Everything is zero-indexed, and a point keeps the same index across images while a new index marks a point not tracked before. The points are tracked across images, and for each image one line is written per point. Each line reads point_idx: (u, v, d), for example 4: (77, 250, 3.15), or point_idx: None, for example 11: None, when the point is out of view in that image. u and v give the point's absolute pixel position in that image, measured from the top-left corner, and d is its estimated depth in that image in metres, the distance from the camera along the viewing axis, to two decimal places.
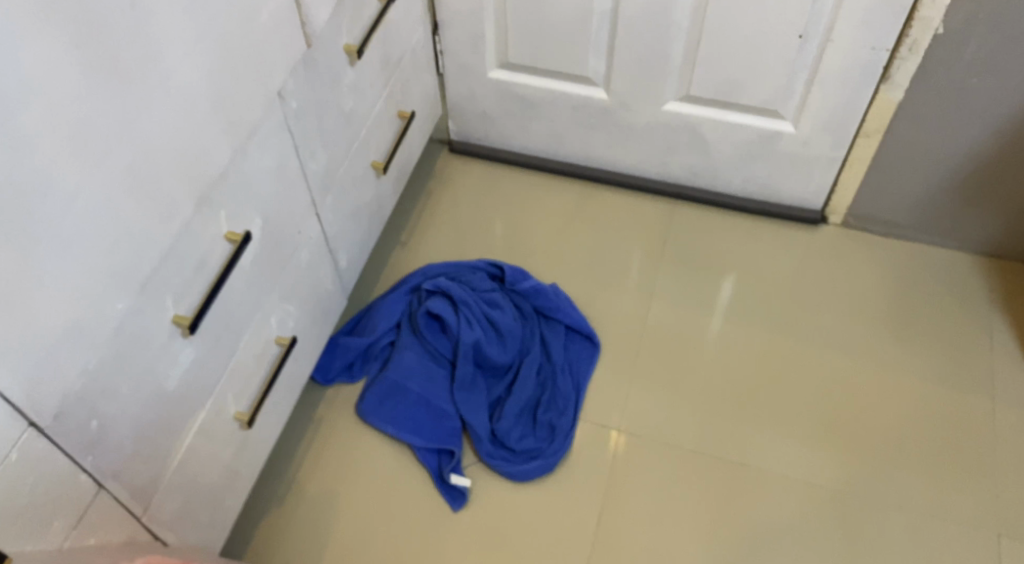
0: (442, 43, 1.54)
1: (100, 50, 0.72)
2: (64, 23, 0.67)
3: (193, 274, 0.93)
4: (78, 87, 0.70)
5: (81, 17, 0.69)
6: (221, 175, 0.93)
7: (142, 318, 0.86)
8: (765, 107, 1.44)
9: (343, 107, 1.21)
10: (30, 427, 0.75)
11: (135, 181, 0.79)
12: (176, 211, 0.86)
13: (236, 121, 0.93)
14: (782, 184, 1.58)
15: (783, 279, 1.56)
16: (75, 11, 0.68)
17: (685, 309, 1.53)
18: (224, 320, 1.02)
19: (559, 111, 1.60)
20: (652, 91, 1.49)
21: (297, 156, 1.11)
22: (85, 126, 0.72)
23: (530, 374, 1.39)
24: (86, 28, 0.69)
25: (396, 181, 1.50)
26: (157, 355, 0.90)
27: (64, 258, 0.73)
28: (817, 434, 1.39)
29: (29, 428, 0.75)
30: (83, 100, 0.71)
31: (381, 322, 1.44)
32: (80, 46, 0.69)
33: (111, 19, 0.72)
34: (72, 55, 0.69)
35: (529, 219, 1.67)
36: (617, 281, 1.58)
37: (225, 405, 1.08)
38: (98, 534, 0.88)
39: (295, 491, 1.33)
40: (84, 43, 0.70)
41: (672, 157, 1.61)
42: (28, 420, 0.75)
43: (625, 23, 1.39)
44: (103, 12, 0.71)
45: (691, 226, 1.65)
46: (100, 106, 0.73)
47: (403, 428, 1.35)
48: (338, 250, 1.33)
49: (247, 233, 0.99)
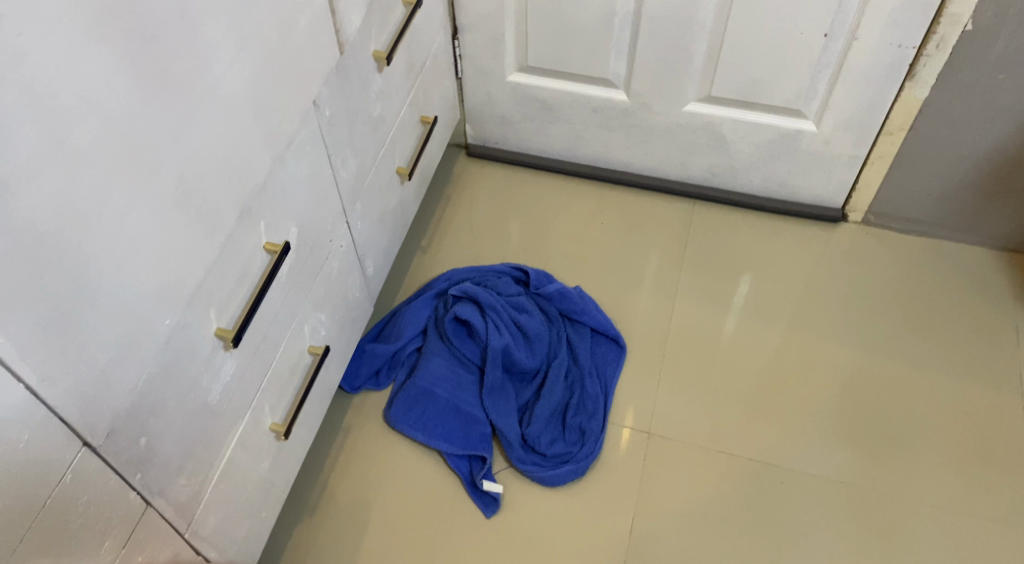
0: (461, 48, 1.53)
1: (152, 64, 0.71)
2: (117, 37, 0.67)
3: (235, 286, 0.92)
4: (131, 100, 0.69)
5: (133, 32, 0.68)
6: (261, 186, 0.92)
7: (187, 333, 0.85)
8: (788, 106, 1.44)
9: (372, 114, 1.20)
10: (84, 447, 0.74)
11: (182, 196, 0.78)
12: (219, 224, 0.85)
13: (276, 132, 0.92)
14: (803, 183, 1.58)
15: (806, 278, 1.57)
16: (129, 25, 0.68)
17: (710, 309, 1.53)
18: (262, 330, 1.01)
19: (579, 113, 1.59)
20: (674, 93, 1.48)
21: (330, 164, 1.11)
22: (139, 141, 0.71)
23: (559, 378, 1.38)
24: (137, 42, 0.69)
25: (419, 187, 1.49)
26: (199, 369, 0.89)
27: (117, 277, 0.72)
28: (848, 433, 1.39)
29: (83, 449, 0.74)
30: (136, 113, 0.70)
31: (407, 329, 1.43)
32: (134, 60, 0.68)
33: (163, 32, 0.71)
34: (127, 69, 0.68)
35: (549, 222, 1.67)
36: (640, 284, 1.57)
37: (263, 417, 1.07)
38: (145, 552, 0.87)
39: (326, 501, 1.33)
40: (137, 57, 0.69)
41: (692, 158, 1.61)
42: (82, 440, 0.74)
43: (649, 24, 1.38)
44: (154, 26, 0.70)
45: (711, 227, 1.65)
46: (152, 119, 0.72)
47: (434, 435, 1.34)
48: (365, 257, 1.32)
49: (285, 243, 0.99)
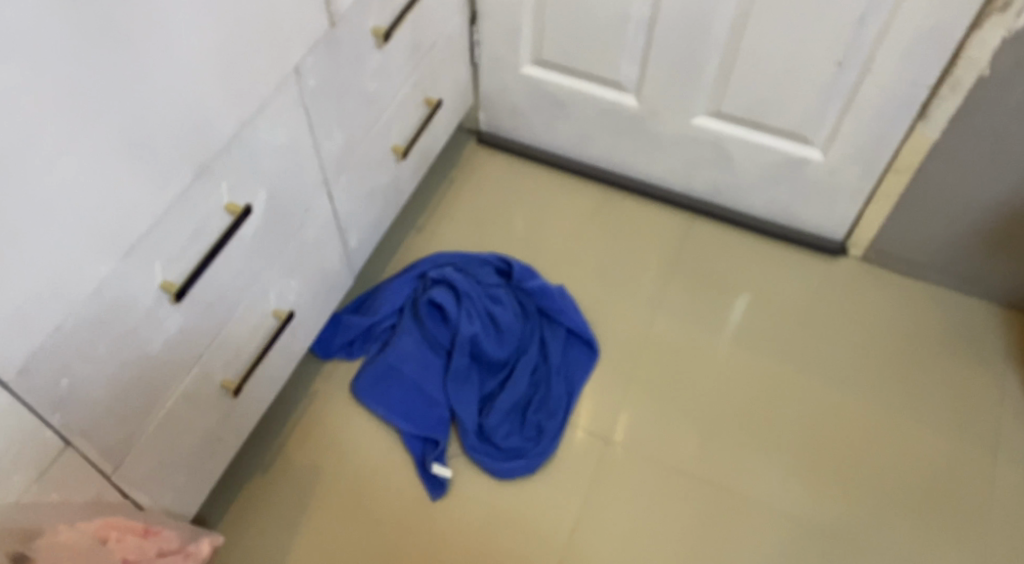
0: (479, 33, 1.53)
1: (100, 17, 0.73)
2: None
3: (188, 244, 0.95)
4: (71, 51, 0.71)
5: None
6: (225, 148, 0.94)
7: (126, 283, 0.89)
8: (797, 131, 1.40)
9: (366, 89, 1.21)
10: None
11: (126, 149, 0.81)
12: (169, 179, 0.88)
13: (245, 96, 0.93)
14: (808, 212, 1.54)
15: (798, 308, 1.53)
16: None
17: (693, 327, 1.51)
18: (217, 288, 1.04)
19: (589, 112, 1.58)
20: (684, 103, 1.46)
21: (312, 134, 1.12)
22: (76, 89, 0.73)
23: (525, 373, 1.38)
24: None
25: (416, 166, 1.50)
26: (138, 319, 0.93)
27: (42, 220, 0.75)
28: (811, 472, 1.36)
29: None
30: (75, 64, 0.72)
31: (385, 305, 1.44)
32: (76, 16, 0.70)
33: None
34: (68, 19, 0.70)
35: (548, 218, 1.66)
36: (628, 291, 1.56)
37: (213, 373, 1.11)
38: (61, 489, 0.91)
39: (279, 461, 1.35)
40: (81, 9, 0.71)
41: (699, 172, 1.58)
42: None
43: (662, 32, 1.36)
44: None
45: (710, 244, 1.62)
46: (94, 71, 0.74)
47: (393, 412, 1.36)
48: (347, 230, 1.34)
49: (247, 206, 1.01)
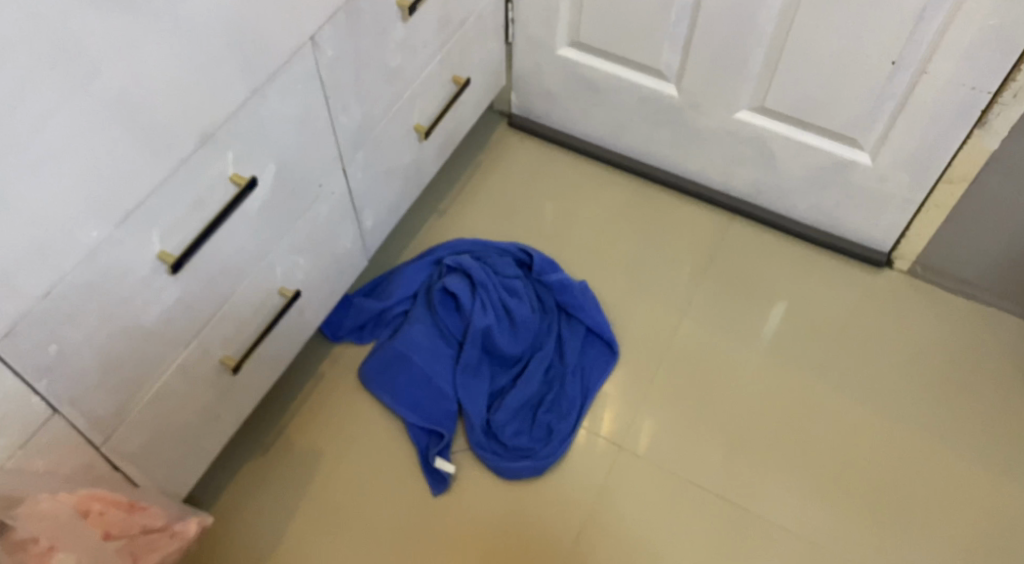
0: (514, 12, 1.46)
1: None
2: None
3: (189, 212, 0.89)
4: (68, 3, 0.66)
5: None
6: (232, 116, 0.89)
7: (122, 250, 0.83)
8: (844, 132, 1.32)
9: (389, 64, 1.16)
10: None
11: (125, 109, 0.75)
12: (172, 146, 0.83)
13: (254, 62, 0.88)
14: (850, 219, 1.46)
15: (832, 321, 1.45)
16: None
17: (719, 332, 1.44)
18: (219, 262, 0.99)
19: (626, 101, 1.51)
20: (725, 97, 1.38)
21: (328, 108, 1.07)
22: (72, 45, 0.68)
23: (538, 371, 1.33)
24: None
25: (440, 148, 1.44)
26: (135, 289, 0.87)
27: (30, 179, 0.70)
28: (834, 494, 1.28)
29: None
30: (71, 19, 0.67)
31: (399, 289, 1.40)
32: None
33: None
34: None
35: (576, 210, 1.60)
36: (654, 291, 1.49)
37: (212, 348, 1.05)
38: (46, 458, 0.87)
39: (282, 443, 1.31)
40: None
41: (737, 170, 1.51)
42: None
43: (707, 19, 1.28)
44: None
45: (743, 247, 1.55)
46: (93, 26, 0.69)
47: (400, 401, 1.31)
48: (363, 209, 1.29)
49: (254, 178, 0.96)
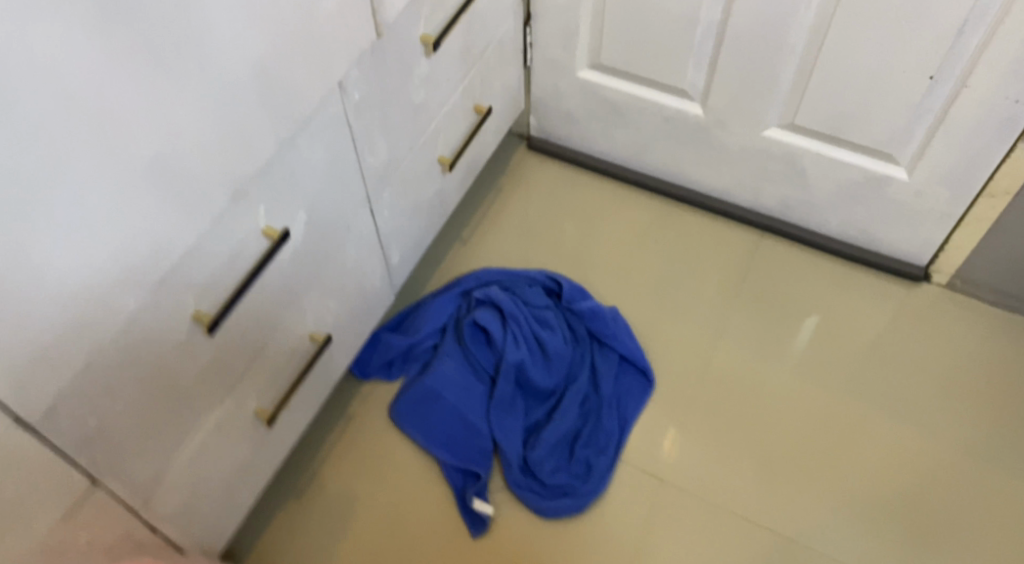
0: (532, 36, 1.43)
1: (133, 37, 0.65)
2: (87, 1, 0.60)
3: (223, 269, 0.87)
4: (100, 75, 0.64)
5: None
6: (263, 170, 0.87)
7: (156, 314, 0.80)
8: (878, 148, 1.29)
9: (414, 100, 1.13)
10: (17, 425, 0.70)
11: (159, 173, 0.73)
12: (206, 207, 0.80)
13: (285, 113, 0.86)
14: (884, 233, 1.43)
15: (869, 338, 1.42)
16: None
17: (756, 354, 1.41)
18: (253, 315, 0.96)
19: (649, 121, 1.48)
20: (754, 114, 1.35)
21: (356, 150, 1.04)
22: (106, 117, 0.65)
23: (573, 404, 1.29)
24: (114, 8, 0.62)
25: (463, 177, 1.41)
26: (171, 351, 0.85)
27: (68, 255, 0.67)
28: (882, 521, 1.25)
29: (15, 426, 0.70)
30: (104, 90, 0.64)
31: (426, 324, 1.36)
32: (108, 28, 0.63)
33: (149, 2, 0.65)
34: (97, 40, 0.62)
35: (601, 232, 1.57)
36: (686, 314, 1.46)
37: (247, 402, 1.02)
38: (88, 530, 0.83)
39: (316, 488, 1.28)
40: (113, 28, 0.63)
41: (765, 187, 1.48)
42: (16, 417, 0.70)
43: (734, 38, 1.25)
44: None
45: (774, 265, 1.52)
46: (126, 93, 0.66)
47: (434, 440, 1.28)
48: (390, 246, 1.26)
49: (286, 230, 0.93)
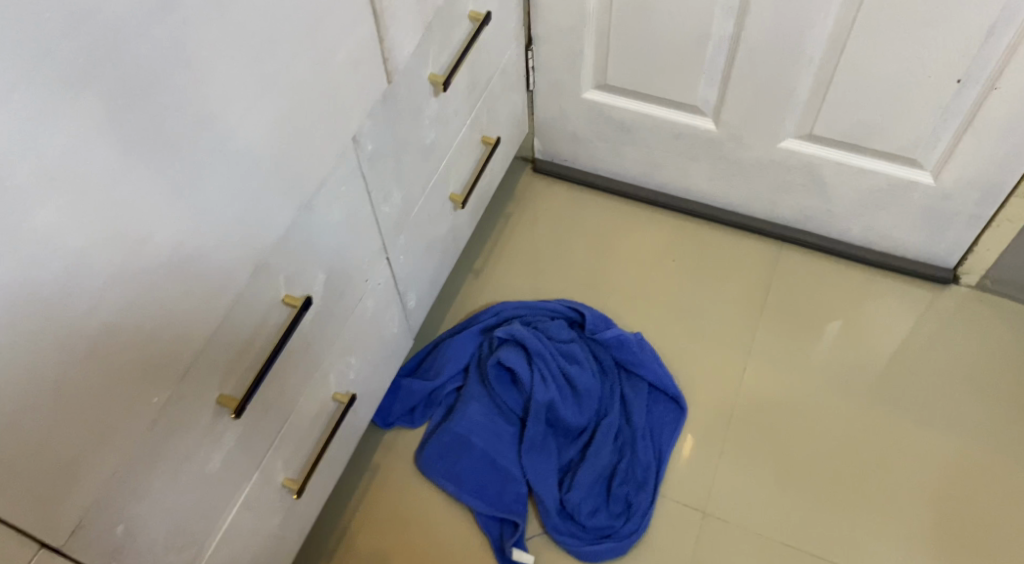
0: (534, 59, 1.39)
1: (149, 120, 0.60)
2: (98, 93, 0.55)
3: (245, 347, 0.81)
4: (117, 166, 0.58)
5: (121, 84, 0.56)
6: (281, 239, 0.82)
7: (180, 409, 0.75)
8: (902, 154, 1.25)
9: (424, 141, 1.08)
10: (41, 549, 0.65)
11: (179, 264, 0.67)
12: (227, 286, 0.75)
13: (302, 178, 0.81)
14: (908, 238, 1.39)
15: (901, 347, 1.39)
16: (116, 76, 0.56)
17: (787, 373, 1.37)
18: (276, 387, 0.91)
19: (659, 138, 1.43)
20: (771, 127, 1.31)
21: (370, 201, 0.99)
22: (121, 211, 0.60)
23: (607, 440, 1.25)
24: (126, 96, 0.57)
25: (474, 210, 1.36)
26: (196, 441, 0.80)
27: (91, 364, 0.62)
28: (931, 541, 1.21)
29: (40, 551, 0.65)
30: (119, 180, 0.59)
31: (448, 365, 1.30)
32: (121, 118, 0.57)
33: (163, 79, 0.60)
34: (111, 129, 0.57)
35: (617, 254, 1.53)
36: (712, 336, 1.42)
37: (274, 473, 0.97)
38: None
39: (345, 547, 1.23)
40: (128, 114, 0.58)
41: (783, 198, 1.44)
42: (40, 541, 0.65)
43: (749, 52, 1.21)
44: (151, 76, 0.59)
45: (796, 276, 1.48)
46: (142, 184, 0.61)
47: (466, 488, 1.23)
48: (407, 291, 1.21)
49: (307, 296, 0.87)
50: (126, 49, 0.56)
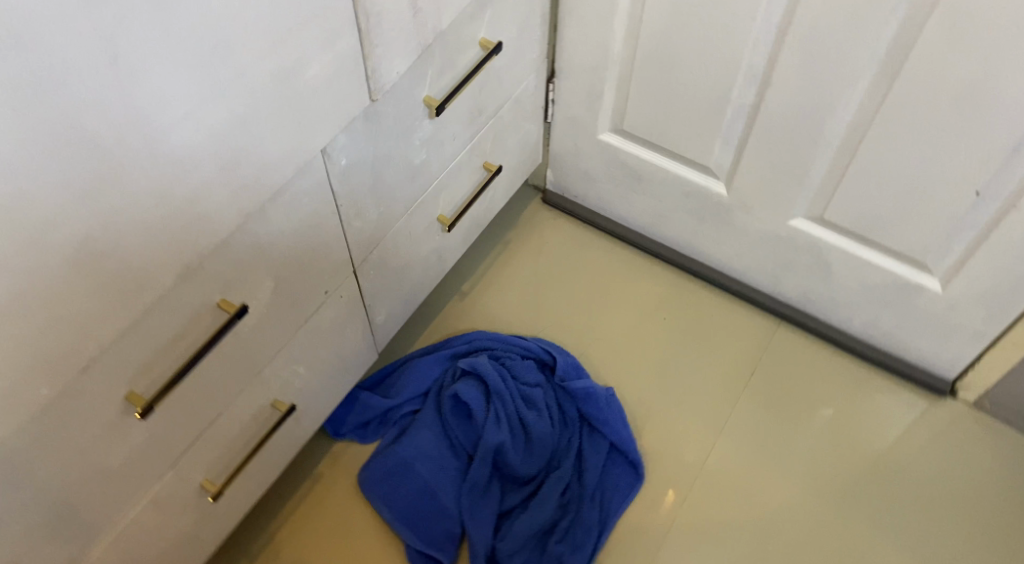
0: (555, 92, 1.36)
1: (61, 115, 0.58)
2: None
3: (167, 346, 0.81)
4: (19, 157, 0.57)
5: (29, 78, 0.55)
6: (221, 245, 0.80)
7: (79, 403, 0.74)
8: (912, 255, 1.19)
9: (411, 161, 1.06)
10: None
11: (88, 257, 0.66)
12: (146, 285, 0.74)
13: (252, 186, 0.80)
14: (909, 341, 1.32)
15: (878, 453, 1.32)
16: (23, 69, 0.55)
17: (755, 458, 1.32)
18: (202, 389, 0.89)
19: (669, 193, 1.39)
20: (781, 203, 1.25)
21: (338, 215, 0.97)
22: (20, 203, 0.58)
23: (552, 494, 1.20)
24: (33, 89, 0.56)
25: (465, 234, 1.33)
26: (97, 435, 0.78)
27: None
28: None
29: None
30: (20, 171, 0.57)
31: (408, 387, 1.28)
32: (27, 112, 0.56)
33: (82, 75, 0.58)
34: (14, 121, 0.55)
35: (608, 302, 1.48)
36: (686, 405, 1.37)
37: (190, 472, 0.95)
38: None
39: (270, 552, 1.21)
40: (35, 106, 0.56)
41: (786, 276, 1.38)
42: None
43: (767, 124, 1.16)
44: (67, 73, 0.57)
45: (787, 358, 1.42)
46: (47, 177, 0.59)
47: (400, 516, 1.20)
48: (375, 306, 1.18)
49: (244, 305, 0.86)
50: (45, 42, 0.55)
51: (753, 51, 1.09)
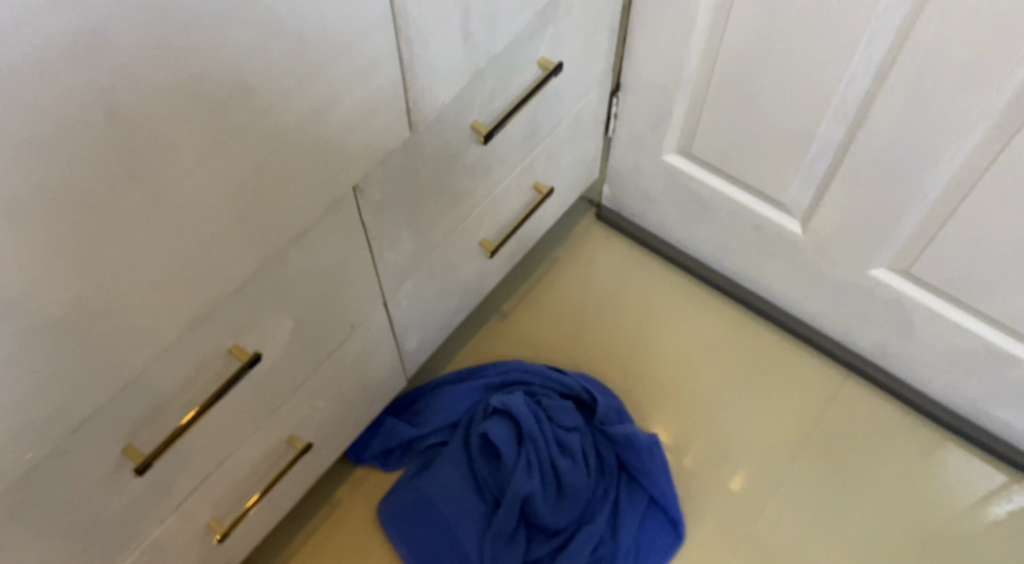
0: (619, 106, 1.25)
1: (54, 176, 0.51)
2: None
3: (170, 398, 0.73)
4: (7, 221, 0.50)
5: (24, 138, 0.48)
6: (234, 293, 0.72)
7: (66, 463, 0.67)
8: (1012, 324, 1.06)
9: (454, 188, 0.96)
10: None
11: (81, 321, 0.59)
12: (147, 340, 0.66)
13: (271, 232, 0.71)
14: (994, 411, 1.19)
15: (946, 529, 1.20)
16: (14, 129, 0.47)
17: (809, 524, 1.21)
18: (209, 436, 0.82)
19: (735, 225, 1.27)
20: (863, 250, 1.13)
21: (370, 250, 0.88)
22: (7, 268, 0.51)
23: (584, 550, 1.11)
24: (27, 151, 0.48)
25: (509, 256, 1.24)
26: (88, 491, 0.72)
27: None
28: None
29: None
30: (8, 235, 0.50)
31: (437, 417, 1.20)
32: (15, 174, 0.49)
33: (81, 131, 0.51)
34: (1, 185, 0.48)
35: (660, 334, 1.37)
36: (736, 458, 1.26)
37: (192, 514, 0.88)
38: None
39: None
40: (26, 169, 0.49)
41: (861, 326, 1.25)
42: None
43: (856, 166, 1.03)
44: (65, 131, 0.50)
45: (851, 414, 1.30)
46: (40, 241, 0.52)
47: (418, 557, 1.13)
48: (407, 335, 1.09)
49: (257, 353, 0.79)
50: (26, 101, 0.47)
51: (846, 88, 0.96)
